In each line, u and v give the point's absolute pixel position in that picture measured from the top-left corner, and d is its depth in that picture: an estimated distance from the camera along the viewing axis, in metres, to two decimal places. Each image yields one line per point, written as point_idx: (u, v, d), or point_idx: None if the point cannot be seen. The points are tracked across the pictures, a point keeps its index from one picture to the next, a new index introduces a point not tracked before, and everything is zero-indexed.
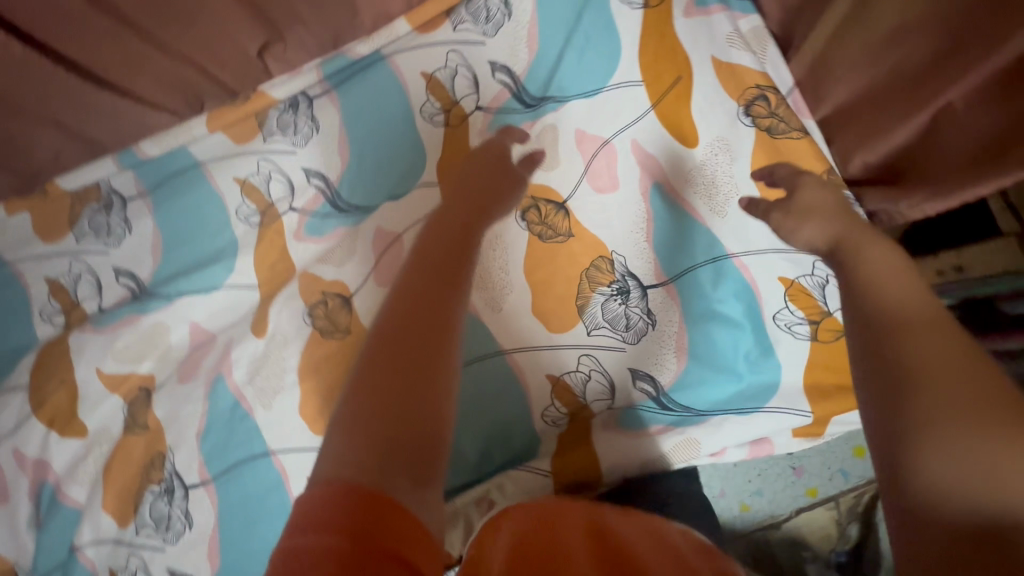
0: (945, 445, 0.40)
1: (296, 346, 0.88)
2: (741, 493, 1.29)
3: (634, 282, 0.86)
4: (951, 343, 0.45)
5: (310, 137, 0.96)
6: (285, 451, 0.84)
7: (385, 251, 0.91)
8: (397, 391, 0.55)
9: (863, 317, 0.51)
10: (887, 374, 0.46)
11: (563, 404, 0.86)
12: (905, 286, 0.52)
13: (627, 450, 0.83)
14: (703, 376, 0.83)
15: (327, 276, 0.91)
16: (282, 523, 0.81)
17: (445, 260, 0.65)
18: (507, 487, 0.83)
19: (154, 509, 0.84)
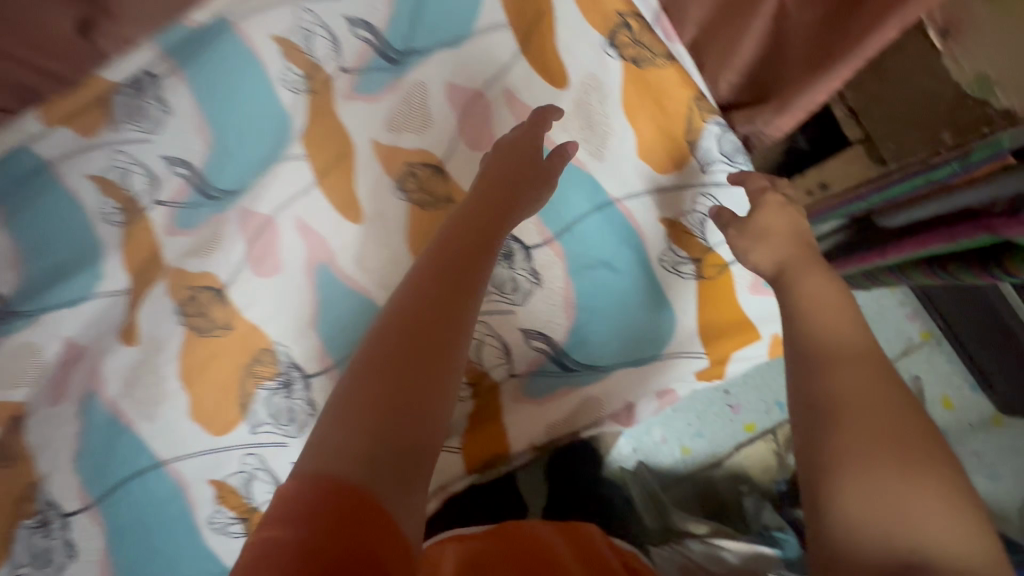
0: (863, 470, 0.48)
1: (171, 350, 0.81)
2: (681, 436, 1.30)
3: (518, 244, 0.80)
4: (873, 380, 0.53)
5: (164, 120, 0.83)
6: (182, 459, 0.80)
7: (260, 237, 0.85)
8: (399, 386, 0.50)
9: (804, 352, 0.56)
10: (820, 409, 0.52)
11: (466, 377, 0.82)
12: (836, 319, 0.57)
13: (534, 418, 0.83)
14: (597, 325, 0.82)
15: (194, 269, 0.84)
16: (190, 529, 0.80)
17: (470, 258, 0.60)
18: None
19: (31, 544, 0.75)
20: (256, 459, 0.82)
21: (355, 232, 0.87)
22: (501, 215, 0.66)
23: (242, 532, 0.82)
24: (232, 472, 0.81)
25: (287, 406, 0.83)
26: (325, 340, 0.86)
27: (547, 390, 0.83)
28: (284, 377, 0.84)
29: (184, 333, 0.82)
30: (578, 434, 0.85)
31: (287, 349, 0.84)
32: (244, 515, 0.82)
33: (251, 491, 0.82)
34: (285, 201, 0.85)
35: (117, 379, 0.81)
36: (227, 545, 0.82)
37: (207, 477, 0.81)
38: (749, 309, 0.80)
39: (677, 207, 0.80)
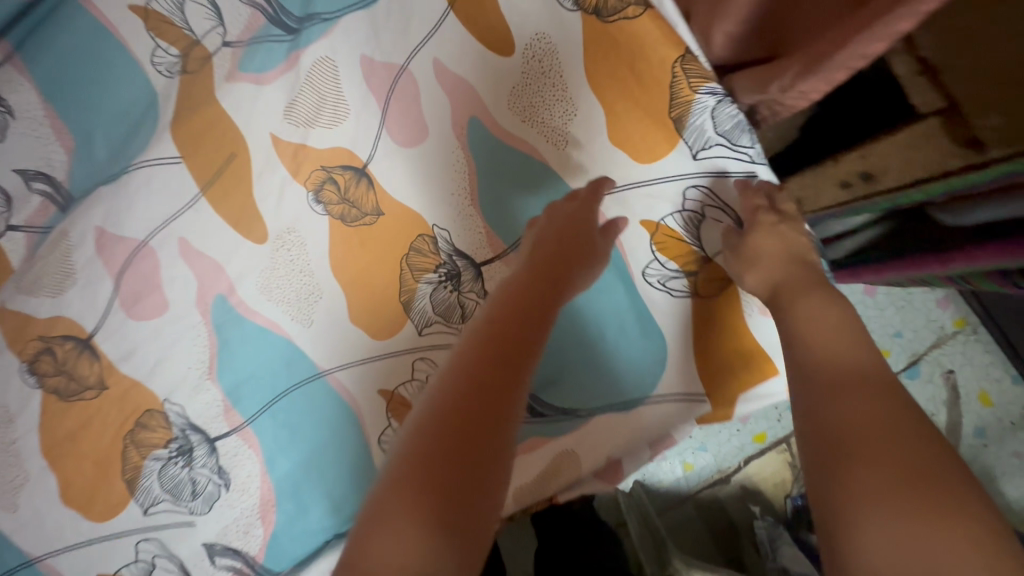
0: (874, 503, 0.35)
1: (27, 421, 0.64)
2: (682, 451, 1.14)
3: (464, 262, 0.68)
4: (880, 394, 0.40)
5: (6, 124, 0.63)
6: (60, 552, 0.64)
7: (129, 268, 0.66)
8: (463, 457, 0.42)
9: (798, 374, 0.45)
10: (822, 439, 0.39)
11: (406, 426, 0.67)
12: (839, 336, 0.46)
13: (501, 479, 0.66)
14: (570, 358, 0.68)
15: (42, 312, 0.65)
16: None
17: (525, 323, 0.53)
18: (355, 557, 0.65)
19: None
20: (154, 545, 0.65)
21: (262, 253, 0.69)
22: (564, 272, 0.59)
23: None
24: (123, 564, 0.65)
25: (186, 478, 0.66)
26: (232, 391, 0.67)
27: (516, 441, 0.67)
28: (180, 443, 0.66)
29: (44, 397, 0.65)
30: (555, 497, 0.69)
31: (181, 406, 0.66)
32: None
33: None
34: (163, 220, 0.67)
35: None
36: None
37: (96, 572, 0.65)
38: (764, 335, 0.63)
39: (662, 207, 0.64)
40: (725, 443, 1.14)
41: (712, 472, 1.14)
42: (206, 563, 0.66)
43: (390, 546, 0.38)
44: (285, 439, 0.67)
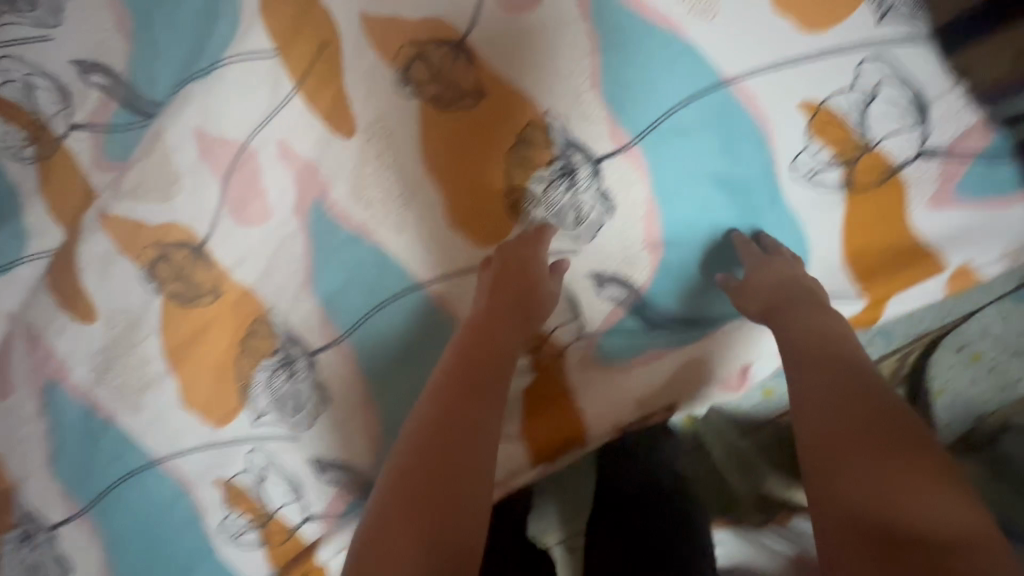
0: (862, 483, 0.38)
1: (149, 326, 0.63)
2: None
3: (580, 155, 0.59)
4: (857, 406, 0.43)
5: (61, 8, 0.64)
6: (184, 452, 0.63)
7: (236, 169, 0.62)
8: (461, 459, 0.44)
9: (790, 365, 0.48)
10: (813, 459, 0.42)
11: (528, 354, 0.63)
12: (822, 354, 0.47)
13: (615, 391, 0.63)
14: (696, 267, 0.61)
15: (151, 219, 0.62)
16: (194, 537, 0.64)
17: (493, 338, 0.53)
18: None
19: (21, 560, 0.63)
20: (262, 454, 0.62)
21: (347, 152, 0.60)
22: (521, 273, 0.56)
23: (257, 545, 0.64)
24: (237, 470, 0.62)
25: (291, 390, 0.61)
26: (328, 302, 0.61)
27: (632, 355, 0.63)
28: (283, 353, 0.62)
29: (164, 303, 0.63)
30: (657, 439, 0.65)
31: (283, 316, 0.62)
32: (259, 521, 0.63)
33: (264, 492, 0.62)
34: (259, 119, 0.61)
35: (84, 362, 0.64)
36: (234, 551, 0.64)
37: (213, 478, 0.63)
38: (919, 219, 0.55)
39: (826, 83, 0.52)
40: None
41: None
42: (315, 478, 0.63)
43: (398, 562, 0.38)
44: (374, 357, 0.61)
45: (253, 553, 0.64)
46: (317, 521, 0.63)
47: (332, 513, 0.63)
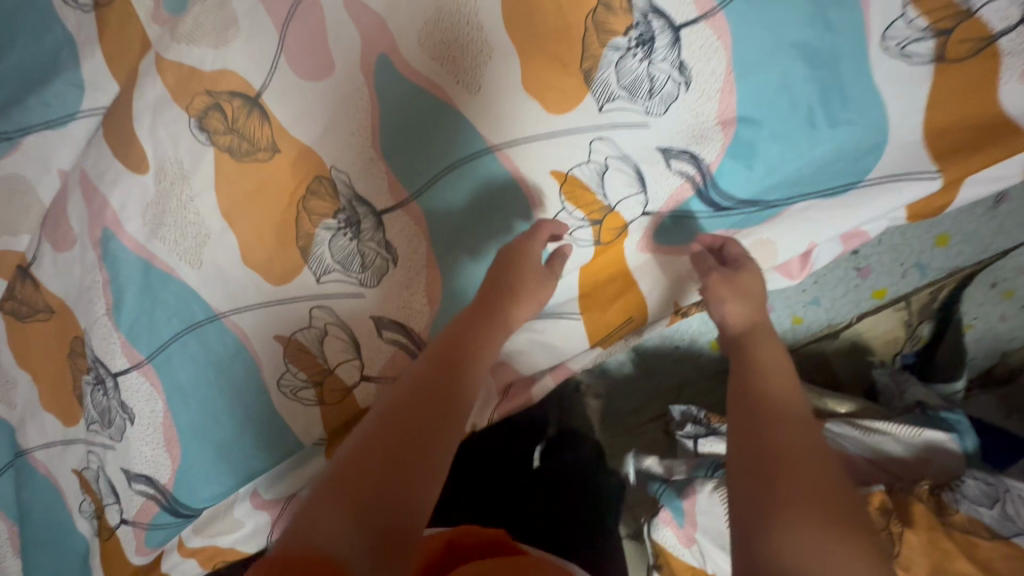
0: (796, 519, 0.48)
1: (201, 179, 0.63)
2: (794, 305, 1.10)
3: (661, 22, 0.56)
4: (803, 441, 0.53)
5: None
6: (244, 308, 0.66)
7: (294, 19, 0.60)
8: (393, 465, 0.44)
9: (744, 403, 0.58)
10: (761, 462, 0.52)
11: (593, 235, 0.65)
12: (784, 389, 0.58)
13: (674, 268, 0.68)
14: (768, 147, 0.59)
15: (208, 65, 0.62)
16: (246, 394, 0.67)
17: (481, 332, 0.57)
18: (550, 331, 0.70)
19: (95, 402, 0.70)
20: (322, 312, 0.65)
21: (418, 7, 0.59)
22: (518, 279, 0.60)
23: (313, 402, 0.68)
24: (298, 327, 0.66)
25: (356, 250, 0.64)
26: (394, 166, 0.63)
27: (693, 238, 0.66)
28: (347, 214, 0.63)
29: (217, 154, 0.62)
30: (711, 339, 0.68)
31: (346, 177, 0.63)
32: (316, 379, 0.67)
33: (323, 350, 0.66)
34: None
35: (141, 215, 0.65)
36: (289, 407, 0.68)
37: (274, 333, 0.66)
38: (1010, 97, 0.53)
39: None
40: (847, 297, 1.09)
41: (823, 325, 1.12)
42: (374, 337, 0.67)
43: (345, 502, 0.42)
44: (448, 220, 0.64)
45: (309, 407, 0.68)
46: (373, 383, 0.67)
47: (386, 375, 0.68)
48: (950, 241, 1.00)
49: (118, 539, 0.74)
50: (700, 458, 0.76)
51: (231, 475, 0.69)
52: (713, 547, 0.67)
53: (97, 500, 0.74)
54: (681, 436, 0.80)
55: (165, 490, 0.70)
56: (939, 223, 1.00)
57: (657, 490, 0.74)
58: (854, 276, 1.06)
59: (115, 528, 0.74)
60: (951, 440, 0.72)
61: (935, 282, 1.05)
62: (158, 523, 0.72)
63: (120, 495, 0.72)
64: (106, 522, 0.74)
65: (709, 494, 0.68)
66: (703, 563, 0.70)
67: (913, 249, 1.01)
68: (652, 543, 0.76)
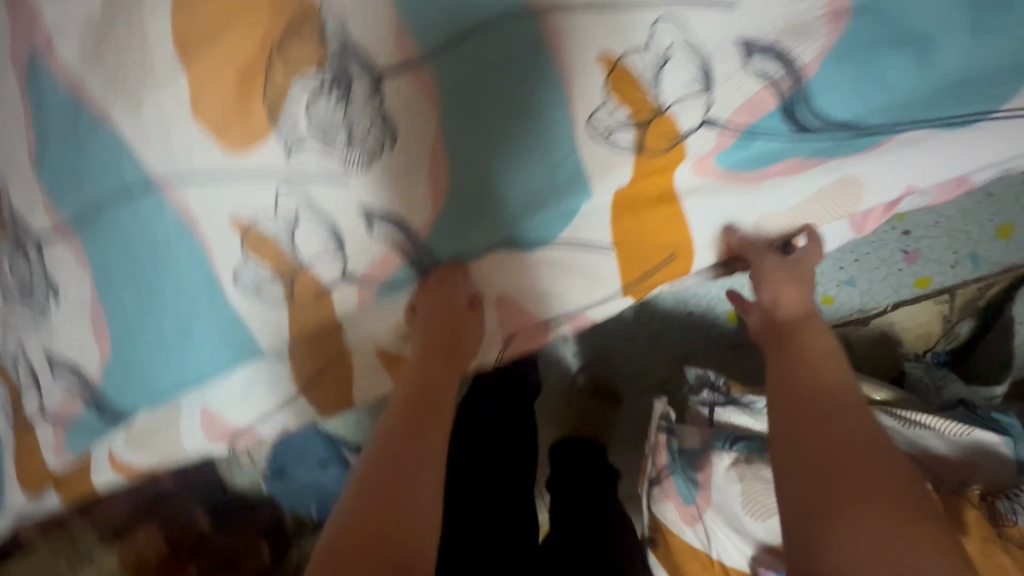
0: (864, 507, 0.40)
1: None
2: (827, 282, 1.00)
3: None
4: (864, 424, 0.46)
5: None
6: (192, 180, 0.53)
7: None
8: (377, 514, 0.45)
9: (788, 385, 0.50)
10: (818, 447, 0.45)
11: (636, 143, 0.52)
12: (835, 372, 0.50)
13: (729, 206, 0.56)
14: (880, 56, 0.47)
15: None
16: (196, 281, 0.56)
17: (437, 373, 0.58)
18: (569, 265, 0.60)
19: (13, 269, 0.58)
20: (297, 195, 0.54)
21: None
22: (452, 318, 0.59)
23: (280, 301, 0.59)
24: (263, 211, 0.54)
25: (342, 121, 0.51)
26: (405, 18, 0.49)
27: (764, 164, 0.53)
28: (336, 69, 0.50)
29: None
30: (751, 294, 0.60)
31: (343, 24, 0.49)
32: (286, 273, 0.57)
33: (295, 243, 0.56)
34: None
35: (76, 38, 0.51)
36: (255, 304, 0.59)
37: (230, 212, 0.54)
38: None
39: None
40: (886, 280, 0.99)
41: (853, 309, 1.02)
42: (360, 231, 0.56)
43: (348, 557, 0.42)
44: (465, 102, 0.51)
45: (279, 306, 0.59)
46: (352, 283, 0.59)
47: (372, 275, 0.59)
48: (1010, 233, 0.93)
49: (36, 435, 0.64)
50: (715, 429, 0.67)
51: (174, 374, 0.60)
52: (721, 527, 0.61)
53: (12, 387, 0.64)
54: (693, 402, 0.70)
55: (92, 383, 0.60)
56: (1001, 211, 0.92)
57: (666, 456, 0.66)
58: (899, 258, 0.97)
59: (34, 420, 0.64)
60: (1004, 444, 0.62)
61: (984, 278, 0.96)
62: (86, 420, 0.63)
63: (39, 383, 0.62)
64: (24, 413, 0.64)
65: (728, 468, 0.61)
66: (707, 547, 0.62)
67: (968, 235, 0.94)
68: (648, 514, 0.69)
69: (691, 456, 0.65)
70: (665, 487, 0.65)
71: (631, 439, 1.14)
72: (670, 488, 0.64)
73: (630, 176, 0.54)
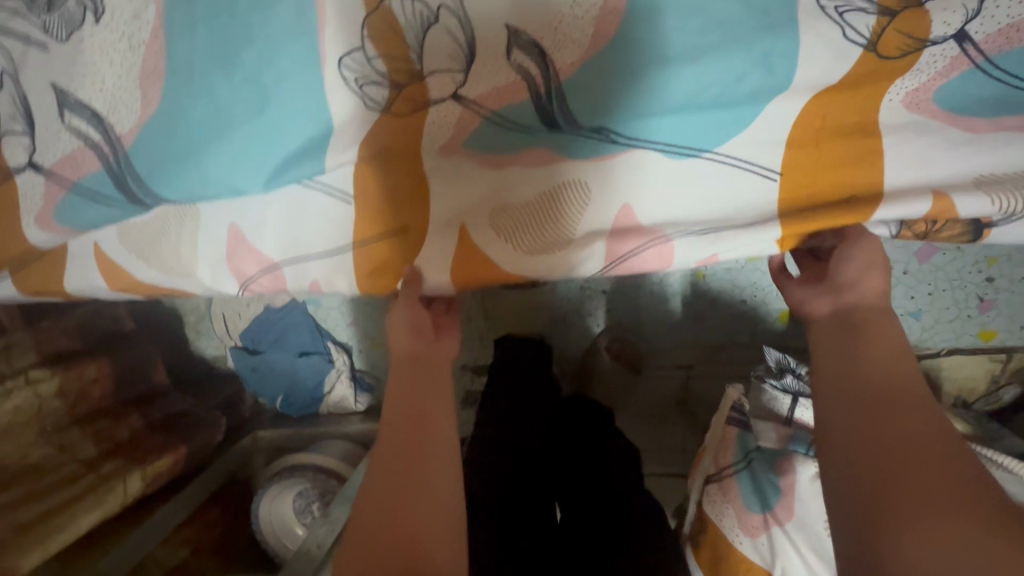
0: (931, 508, 0.35)
1: None
2: (892, 308, 0.95)
3: None
4: (924, 416, 0.40)
5: None
6: None
7: None
8: (388, 502, 0.48)
9: (835, 375, 0.45)
10: (868, 441, 0.39)
11: (871, 35, 0.43)
12: (892, 360, 0.44)
13: (939, 153, 0.45)
14: None
15: None
16: (286, 53, 0.46)
17: (419, 362, 0.59)
18: (727, 177, 0.48)
19: None
20: None
21: None
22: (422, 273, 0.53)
23: (376, 108, 0.49)
24: None
25: None
26: None
27: (994, 112, 0.44)
28: None
29: None
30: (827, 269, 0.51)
31: None
32: (397, 78, 0.48)
33: (423, 44, 0.47)
34: None
35: None
36: (343, 106, 0.48)
37: None
38: None
39: None
40: (952, 321, 0.94)
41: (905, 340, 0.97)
42: (496, 51, 0.47)
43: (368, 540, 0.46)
44: None
45: (372, 116, 0.49)
46: (461, 104, 0.48)
47: (484, 105, 0.48)
48: None
49: (14, 189, 0.51)
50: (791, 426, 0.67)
51: (222, 165, 0.49)
52: (799, 544, 0.61)
53: None
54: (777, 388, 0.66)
55: (116, 143, 0.49)
56: None
57: (736, 454, 0.67)
58: (972, 302, 0.92)
59: (15, 172, 0.51)
60: None
61: None
62: (90, 190, 0.50)
63: (36, 126, 0.49)
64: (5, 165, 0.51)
65: (811, 479, 0.60)
66: (767, 558, 0.63)
67: None
68: (695, 508, 0.72)
69: (768, 454, 0.64)
70: (726, 487, 0.67)
71: (636, 413, 1.08)
72: (733, 487, 0.66)
73: (835, 81, 0.45)
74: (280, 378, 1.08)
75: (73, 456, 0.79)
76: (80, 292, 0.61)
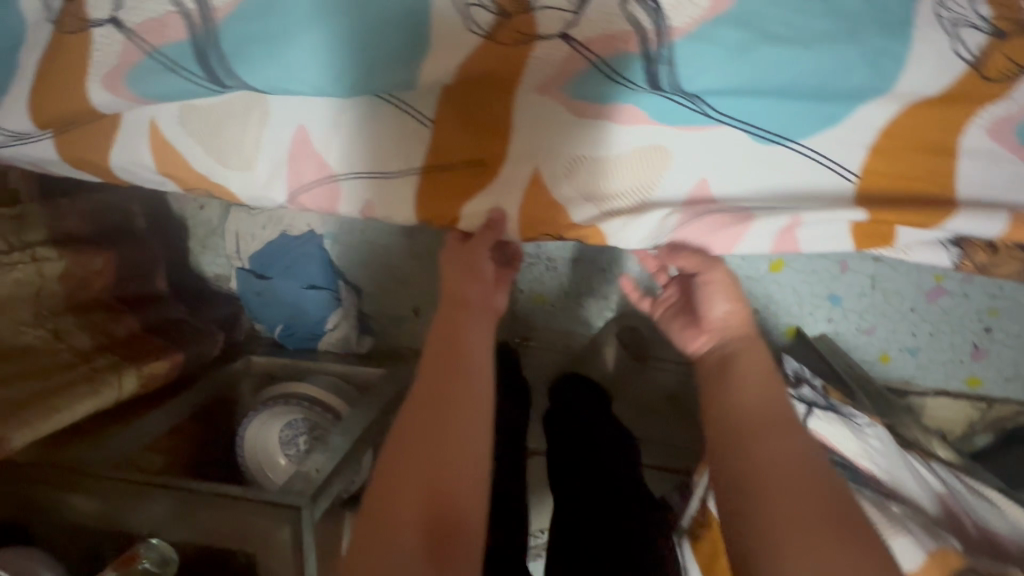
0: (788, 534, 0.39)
1: None
2: (891, 341, 0.99)
3: None
4: (792, 449, 0.44)
5: None
6: None
7: None
8: (418, 451, 0.47)
9: (716, 418, 0.49)
10: (737, 476, 0.44)
11: (977, 53, 0.46)
12: (763, 398, 0.49)
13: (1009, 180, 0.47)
14: None
15: None
16: None
17: (458, 308, 0.57)
18: (806, 175, 0.50)
19: None
20: None
21: None
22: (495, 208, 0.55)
23: (479, 32, 0.48)
24: None
25: None
26: None
27: None
28: None
29: None
30: (700, 306, 0.59)
31: None
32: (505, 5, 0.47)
33: None
34: None
35: None
36: (448, 26, 0.47)
37: None
38: None
39: None
40: (944, 364, 0.99)
41: (897, 374, 1.01)
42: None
43: (390, 488, 0.46)
44: None
45: (472, 41, 0.48)
46: (568, 46, 0.47)
47: (589, 50, 0.48)
48: None
49: (88, 41, 0.49)
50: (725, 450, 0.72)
51: (311, 60, 0.48)
52: None
53: None
54: (793, 395, 0.62)
55: (207, 15, 0.48)
56: None
57: None
58: (966, 349, 0.97)
59: (92, 23, 0.49)
60: None
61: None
62: (169, 59, 0.48)
63: None
64: (84, 14, 0.49)
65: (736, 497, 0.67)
66: None
67: None
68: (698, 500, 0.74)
69: None
70: None
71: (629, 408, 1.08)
72: None
73: (933, 94, 0.46)
74: (283, 306, 1.05)
75: (67, 344, 0.76)
76: (122, 169, 0.58)
